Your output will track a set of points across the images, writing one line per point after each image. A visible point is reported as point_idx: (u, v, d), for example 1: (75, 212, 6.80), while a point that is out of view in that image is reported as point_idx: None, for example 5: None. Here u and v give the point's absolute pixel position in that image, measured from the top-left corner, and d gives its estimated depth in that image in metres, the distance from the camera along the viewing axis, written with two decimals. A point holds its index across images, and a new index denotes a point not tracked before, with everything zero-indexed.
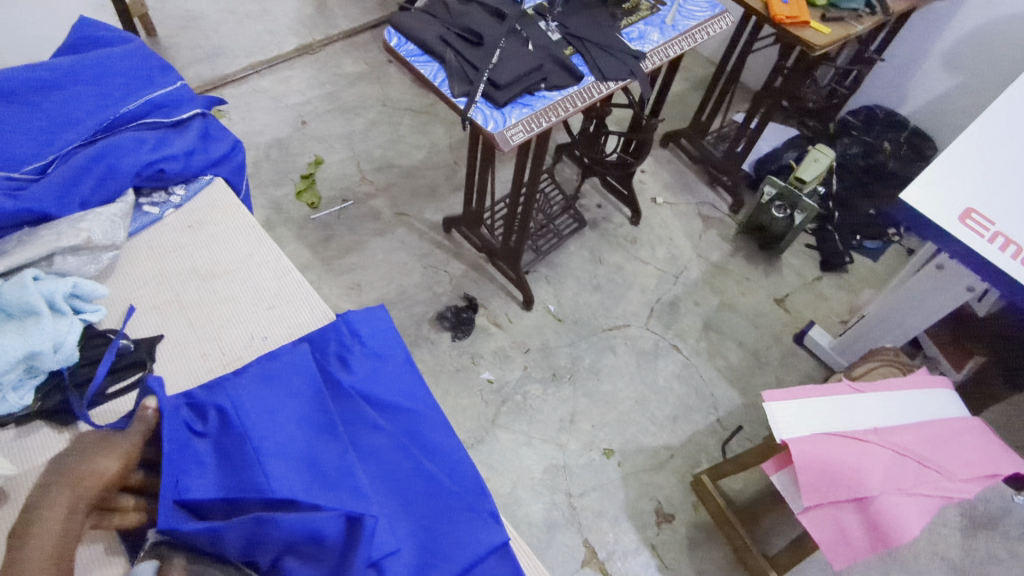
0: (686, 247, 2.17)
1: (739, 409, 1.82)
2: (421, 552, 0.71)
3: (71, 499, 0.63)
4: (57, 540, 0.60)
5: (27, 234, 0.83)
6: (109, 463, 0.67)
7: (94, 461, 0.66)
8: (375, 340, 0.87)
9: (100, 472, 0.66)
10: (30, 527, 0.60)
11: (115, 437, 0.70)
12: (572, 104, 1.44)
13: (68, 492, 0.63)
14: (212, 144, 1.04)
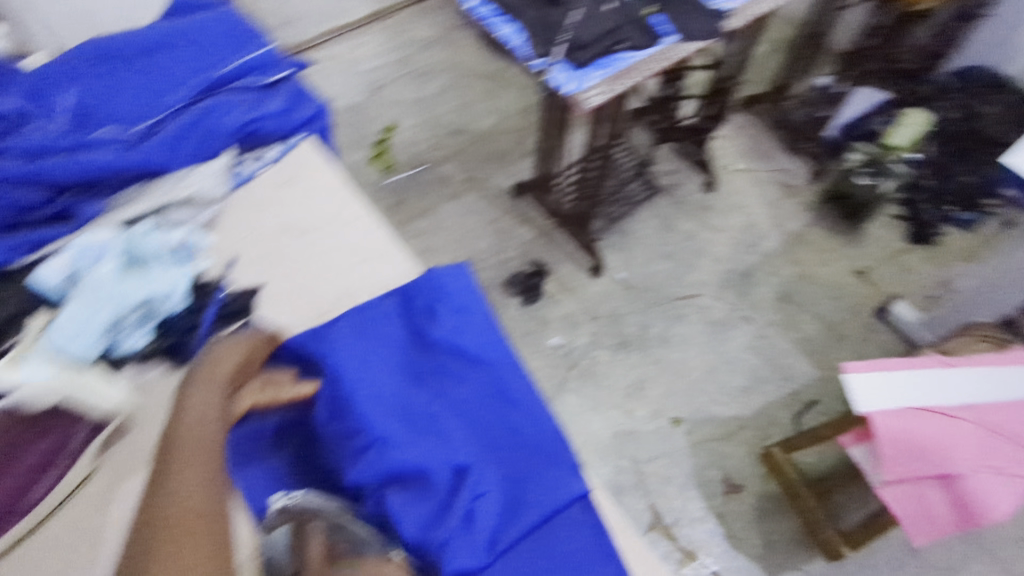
0: (762, 216, 2.10)
1: (814, 383, 1.77)
2: (506, 498, 0.74)
3: (208, 383, 0.69)
4: (201, 412, 0.65)
5: (141, 188, 0.90)
6: (234, 355, 0.73)
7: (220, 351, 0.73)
8: (461, 295, 0.88)
9: (226, 363, 0.72)
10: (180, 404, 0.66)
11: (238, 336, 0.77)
12: (651, 67, 1.39)
13: (205, 377, 0.70)
14: (302, 104, 1.06)
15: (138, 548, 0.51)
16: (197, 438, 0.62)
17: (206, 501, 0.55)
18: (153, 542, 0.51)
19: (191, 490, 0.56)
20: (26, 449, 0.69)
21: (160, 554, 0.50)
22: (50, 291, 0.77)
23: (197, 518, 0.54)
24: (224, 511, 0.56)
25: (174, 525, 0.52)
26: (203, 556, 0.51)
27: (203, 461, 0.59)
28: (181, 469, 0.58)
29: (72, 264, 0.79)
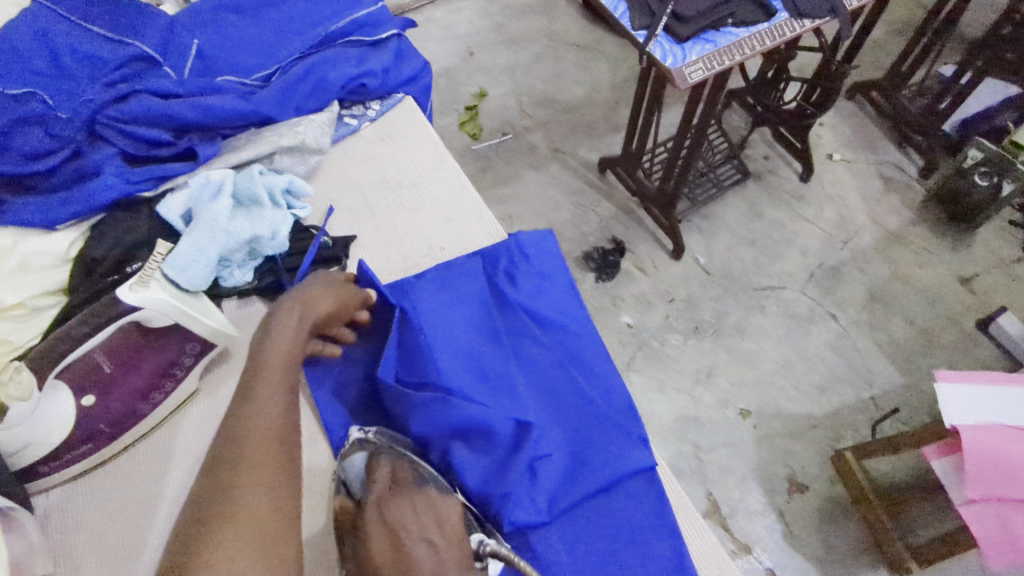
0: (860, 210, 1.99)
1: (896, 390, 1.68)
2: (571, 460, 0.75)
3: (298, 317, 0.72)
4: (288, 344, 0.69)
5: (254, 134, 0.95)
6: (327, 301, 0.76)
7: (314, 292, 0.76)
8: (541, 262, 0.91)
9: (320, 304, 0.75)
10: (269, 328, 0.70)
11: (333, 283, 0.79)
12: (759, 42, 1.33)
13: (296, 311, 0.73)
14: (405, 64, 1.11)
15: (220, 458, 0.55)
16: (279, 368, 0.65)
17: (281, 425, 0.59)
18: (236, 454, 0.55)
19: (272, 411, 0.60)
20: (145, 358, 0.75)
21: (241, 466, 0.54)
22: (171, 221, 0.83)
23: (272, 439, 0.57)
24: (292, 436, 0.60)
25: (254, 442, 0.56)
26: (278, 475, 0.55)
27: (282, 388, 0.63)
28: (264, 394, 0.61)
29: (190, 198, 0.85)
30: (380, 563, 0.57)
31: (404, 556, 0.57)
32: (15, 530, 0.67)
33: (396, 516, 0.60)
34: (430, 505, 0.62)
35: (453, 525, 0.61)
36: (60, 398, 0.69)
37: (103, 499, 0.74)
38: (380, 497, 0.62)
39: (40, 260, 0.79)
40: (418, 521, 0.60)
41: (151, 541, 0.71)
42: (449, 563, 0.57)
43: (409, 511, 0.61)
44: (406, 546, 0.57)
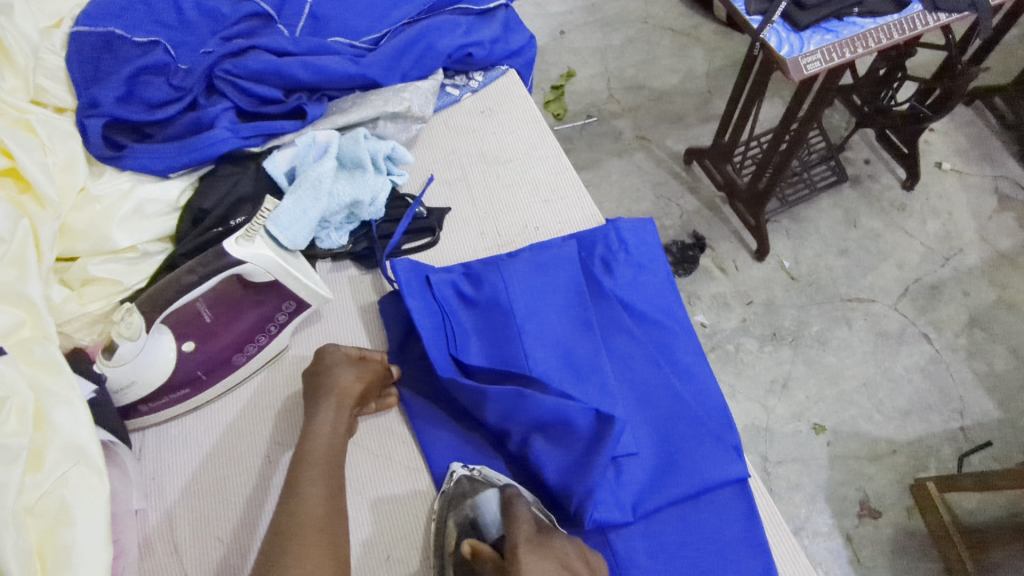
0: (968, 226, 1.84)
1: (992, 423, 1.56)
2: (660, 462, 0.72)
3: (336, 410, 0.71)
4: (330, 435, 0.68)
5: (359, 97, 0.94)
6: (355, 381, 0.73)
7: (341, 377, 0.72)
8: (640, 253, 0.87)
9: (353, 390, 0.72)
10: (309, 425, 0.69)
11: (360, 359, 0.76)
12: (887, 35, 1.23)
13: (331, 403, 0.71)
14: (512, 36, 1.08)
15: (269, 543, 0.57)
16: (326, 455, 0.66)
17: (327, 506, 0.61)
18: (286, 542, 0.57)
19: (318, 494, 0.62)
20: (244, 311, 0.77)
21: (289, 550, 0.56)
22: (276, 177, 0.85)
23: (319, 520, 0.59)
24: (340, 516, 0.62)
25: (304, 524, 0.58)
26: (323, 555, 0.57)
27: (327, 472, 0.65)
28: (313, 475, 0.64)
29: (296, 156, 0.85)
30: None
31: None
32: (115, 462, 0.70)
33: (547, 565, 0.56)
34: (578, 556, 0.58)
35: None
36: (164, 341, 0.73)
37: (200, 444, 0.76)
38: (529, 537, 0.58)
39: (153, 208, 0.82)
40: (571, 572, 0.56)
41: (236, 492, 0.72)
42: None
43: (562, 558, 0.57)
44: None
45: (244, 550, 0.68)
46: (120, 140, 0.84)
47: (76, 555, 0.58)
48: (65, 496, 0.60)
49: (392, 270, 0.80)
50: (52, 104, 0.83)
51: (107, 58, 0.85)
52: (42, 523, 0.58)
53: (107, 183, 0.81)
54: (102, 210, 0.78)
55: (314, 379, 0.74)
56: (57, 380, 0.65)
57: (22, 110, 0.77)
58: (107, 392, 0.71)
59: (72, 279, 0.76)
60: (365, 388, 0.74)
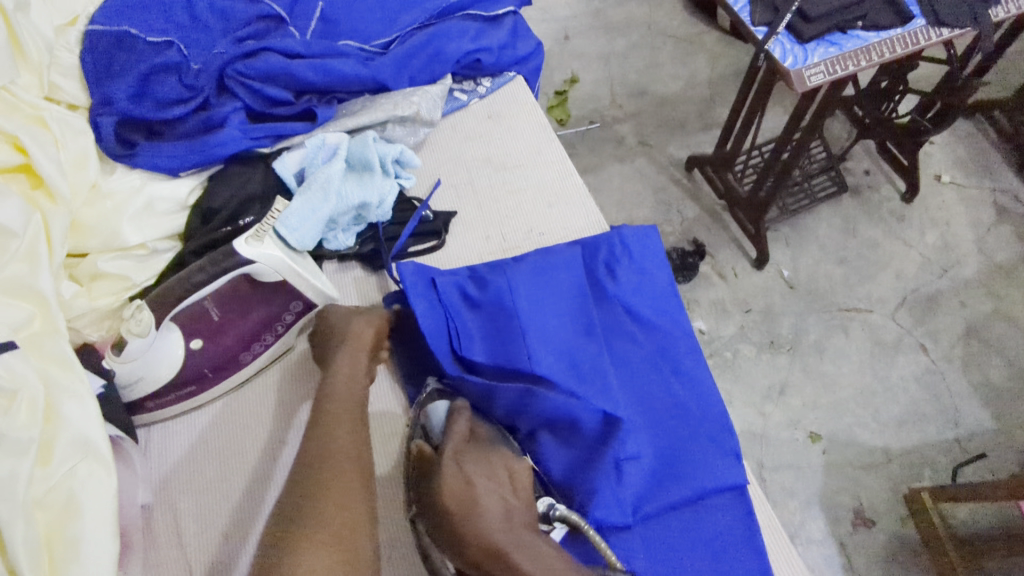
0: (965, 238, 1.86)
1: (986, 434, 1.57)
2: (659, 465, 0.73)
3: (353, 353, 0.73)
4: (350, 377, 0.71)
5: (369, 101, 0.95)
6: (367, 326, 0.76)
7: (352, 324, 0.75)
8: (644, 259, 0.87)
9: (366, 334, 0.75)
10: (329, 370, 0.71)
11: (367, 309, 0.79)
12: (890, 49, 1.25)
13: (347, 348, 0.73)
14: (520, 42, 1.09)
15: (298, 481, 0.59)
16: (345, 395, 0.68)
17: (352, 442, 0.63)
18: (314, 478, 0.59)
19: (342, 431, 0.64)
20: (253, 308, 0.78)
21: (316, 487, 0.58)
22: (285, 177, 0.85)
23: (345, 455, 0.62)
24: (364, 449, 0.64)
25: (329, 461, 0.61)
26: (352, 488, 0.59)
27: (348, 411, 0.67)
28: (335, 414, 0.65)
29: (306, 157, 0.86)
30: (451, 509, 0.58)
31: (476, 504, 0.58)
32: (122, 456, 0.71)
33: (463, 472, 0.61)
34: (502, 464, 0.63)
35: (524, 485, 0.63)
36: (172, 339, 0.74)
37: (208, 440, 0.77)
38: (457, 448, 0.64)
39: (163, 205, 0.82)
40: (492, 476, 0.61)
41: (239, 485, 0.73)
42: (518, 518, 0.58)
43: (486, 467, 0.62)
44: (477, 497, 0.58)
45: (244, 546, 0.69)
46: (132, 137, 0.85)
47: (84, 547, 0.59)
48: (73, 489, 0.61)
49: (397, 271, 0.81)
50: (65, 101, 0.84)
51: (119, 56, 0.85)
52: (52, 515, 0.59)
53: (118, 180, 0.81)
54: (113, 206, 0.79)
55: (324, 327, 0.77)
56: (68, 374, 0.65)
57: (35, 107, 0.78)
58: (114, 387, 0.72)
59: (82, 275, 0.76)
60: (378, 333, 0.77)
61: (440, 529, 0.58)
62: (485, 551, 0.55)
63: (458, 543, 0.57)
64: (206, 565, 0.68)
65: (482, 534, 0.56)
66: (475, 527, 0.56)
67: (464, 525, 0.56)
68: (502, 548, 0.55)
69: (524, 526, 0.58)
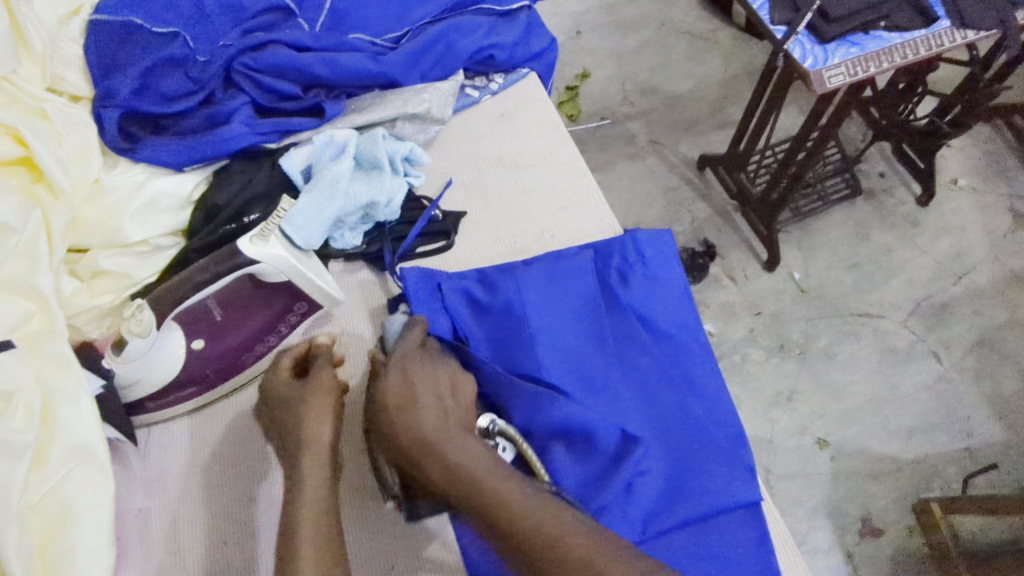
0: (981, 245, 1.82)
1: (997, 445, 1.55)
2: (672, 481, 0.70)
3: (310, 450, 0.59)
4: (313, 481, 0.57)
5: (379, 97, 0.93)
6: (321, 406, 0.62)
7: (302, 408, 0.61)
8: (657, 265, 0.85)
9: (320, 420, 0.61)
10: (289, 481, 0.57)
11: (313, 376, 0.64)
12: (913, 51, 1.22)
13: (303, 443, 0.59)
14: (534, 38, 1.07)
15: None
16: (312, 510, 0.55)
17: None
18: None
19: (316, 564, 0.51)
20: (257, 308, 0.77)
21: None
22: (291, 175, 0.83)
23: None
24: None
25: None
26: None
27: (318, 531, 0.53)
28: (305, 541, 0.52)
29: (312, 155, 0.84)
30: (391, 408, 0.61)
31: (414, 405, 0.61)
32: (120, 460, 0.69)
33: (406, 375, 0.63)
34: (449, 371, 0.66)
35: (467, 393, 0.65)
36: (173, 339, 0.72)
37: (206, 442, 0.75)
38: (405, 352, 0.66)
39: (167, 202, 0.80)
40: (434, 382, 0.64)
41: (238, 491, 0.71)
42: (453, 419, 0.61)
43: (429, 372, 0.64)
44: (416, 397, 0.61)
45: (242, 554, 0.67)
46: (134, 131, 0.83)
47: (78, 556, 0.57)
48: (68, 495, 0.59)
49: (402, 276, 0.78)
50: (67, 92, 0.82)
51: (123, 49, 0.82)
52: (45, 522, 0.58)
53: (121, 175, 0.79)
54: (115, 202, 0.77)
55: (273, 408, 0.64)
56: (65, 375, 0.64)
57: (37, 99, 0.76)
58: (114, 388, 0.70)
59: (82, 272, 0.74)
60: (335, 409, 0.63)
61: (380, 423, 0.62)
62: (417, 445, 0.59)
63: (392, 435, 0.60)
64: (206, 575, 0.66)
65: (415, 430, 0.59)
66: (408, 421, 0.60)
67: (400, 421, 0.60)
68: (432, 443, 0.58)
69: (458, 426, 0.61)
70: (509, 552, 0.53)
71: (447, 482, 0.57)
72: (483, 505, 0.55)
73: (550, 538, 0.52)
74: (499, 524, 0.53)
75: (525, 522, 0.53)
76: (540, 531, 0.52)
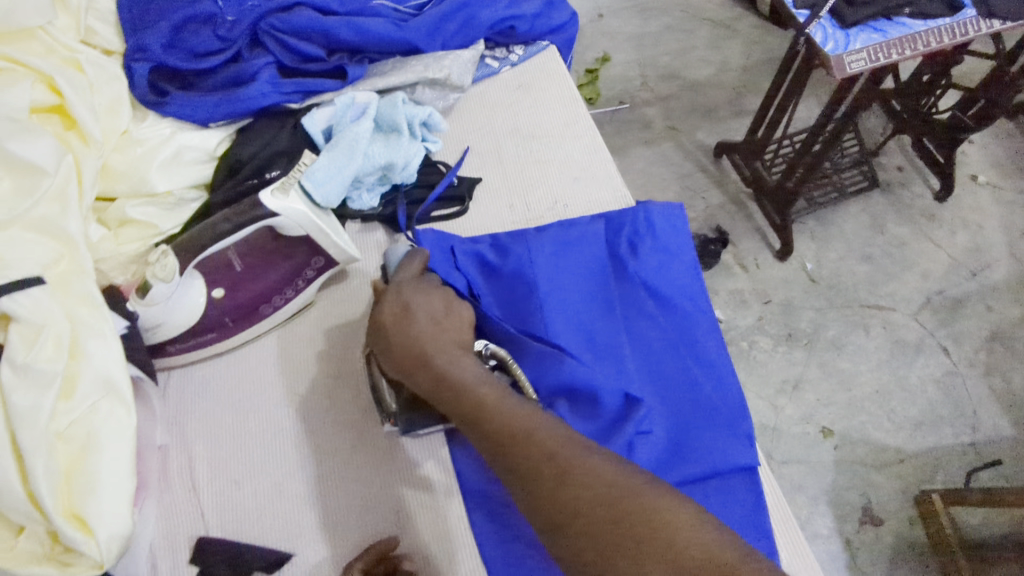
0: (998, 242, 1.81)
1: (1003, 441, 1.55)
2: (671, 445, 0.72)
3: None
4: None
5: (400, 62, 0.94)
6: None
7: None
8: (668, 237, 0.86)
9: None
10: None
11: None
12: (936, 39, 1.21)
13: None
14: (555, 12, 1.08)
15: None
16: None
17: None
18: None
19: None
20: (276, 262, 0.79)
21: None
22: (313, 134, 0.85)
23: None
24: None
25: None
26: None
27: None
28: None
29: (334, 116, 0.85)
30: (388, 326, 0.66)
31: (410, 322, 0.65)
32: (142, 397, 0.73)
33: (404, 296, 0.68)
34: (445, 297, 0.70)
35: (459, 315, 0.69)
36: (195, 286, 0.75)
37: (223, 388, 0.79)
38: (404, 279, 0.71)
39: (191, 154, 0.82)
40: (429, 304, 0.68)
41: (254, 437, 0.75)
42: (445, 335, 0.66)
43: (424, 294, 0.69)
44: (410, 313, 0.66)
45: (254, 497, 0.72)
46: (164, 86, 0.85)
47: (100, 482, 0.61)
48: (93, 426, 0.62)
49: (417, 240, 0.80)
50: (101, 46, 0.84)
51: (155, 5, 0.86)
52: (73, 448, 0.62)
53: (149, 128, 0.82)
54: (143, 153, 0.79)
55: None
56: (94, 313, 0.67)
57: (72, 50, 0.78)
58: (138, 328, 0.73)
59: (110, 219, 0.77)
60: None
61: (380, 340, 0.67)
62: (412, 356, 0.64)
63: (390, 348, 0.65)
64: (219, 512, 0.71)
65: (410, 343, 0.64)
66: (404, 335, 0.65)
67: (396, 336, 0.65)
68: (424, 353, 0.64)
69: (449, 341, 0.65)
70: (497, 455, 0.57)
71: (436, 388, 0.62)
72: (469, 406, 0.59)
73: (524, 434, 0.56)
74: (479, 421, 0.58)
75: (501, 419, 0.57)
76: (526, 434, 0.56)
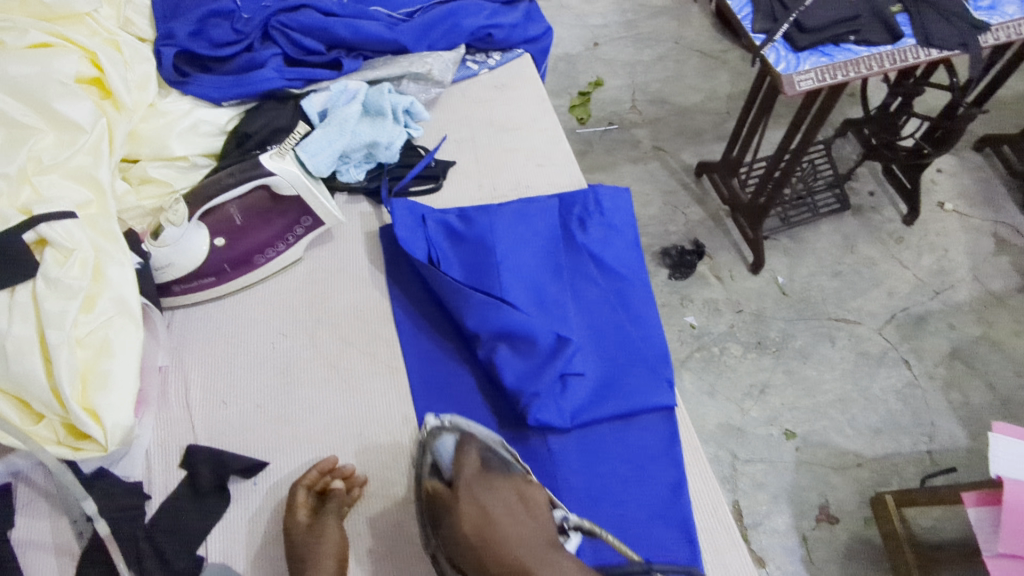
0: (962, 265, 1.91)
1: (957, 451, 1.62)
2: (601, 383, 0.83)
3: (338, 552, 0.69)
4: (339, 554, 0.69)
5: (390, 60, 1.09)
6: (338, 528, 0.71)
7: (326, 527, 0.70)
8: (613, 215, 0.98)
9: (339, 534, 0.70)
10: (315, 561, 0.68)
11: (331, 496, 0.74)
12: (878, 64, 1.34)
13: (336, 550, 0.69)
14: (532, 25, 1.23)
15: None
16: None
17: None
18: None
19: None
20: (272, 218, 0.92)
21: None
22: (310, 114, 0.99)
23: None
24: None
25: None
26: None
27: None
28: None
29: (329, 100, 1.01)
30: (470, 538, 0.58)
31: (493, 527, 0.58)
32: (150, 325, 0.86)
33: (479, 497, 0.61)
34: (515, 484, 0.63)
35: (542, 503, 0.62)
36: (202, 233, 0.88)
37: (218, 323, 0.91)
38: (469, 479, 0.64)
39: (206, 128, 0.97)
40: (505, 502, 0.60)
41: (242, 363, 0.88)
42: (536, 535, 0.57)
43: (497, 492, 0.61)
44: (495, 518, 0.58)
45: (238, 413, 0.84)
46: (187, 69, 1.00)
47: (112, 379, 0.73)
48: (108, 335, 0.75)
49: (392, 207, 0.94)
50: (136, 34, 1.00)
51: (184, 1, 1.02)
52: (89, 352, 0.73)
53: (172, 102, 0.96)
54: (165, 122, 0.94)
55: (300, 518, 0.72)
56: (113, 244, 0.79)
57: (112, 33, 0.94)
58: (149, 266, 0.85)
59: (133, 177, 0.91)
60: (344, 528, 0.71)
61: (466, 560, 0.58)
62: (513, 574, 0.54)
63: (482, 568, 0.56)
64: (207, 425, 0.83)
65: (503, 556, 0.55)
66: (493, 549, 0.56)
67: (484, 546, 0.56)
68: (521, 565, 0.54)
69: (545, 543, 0.57)
70: None
71: None
72: None
73: None
74: None
75: None
76: None
